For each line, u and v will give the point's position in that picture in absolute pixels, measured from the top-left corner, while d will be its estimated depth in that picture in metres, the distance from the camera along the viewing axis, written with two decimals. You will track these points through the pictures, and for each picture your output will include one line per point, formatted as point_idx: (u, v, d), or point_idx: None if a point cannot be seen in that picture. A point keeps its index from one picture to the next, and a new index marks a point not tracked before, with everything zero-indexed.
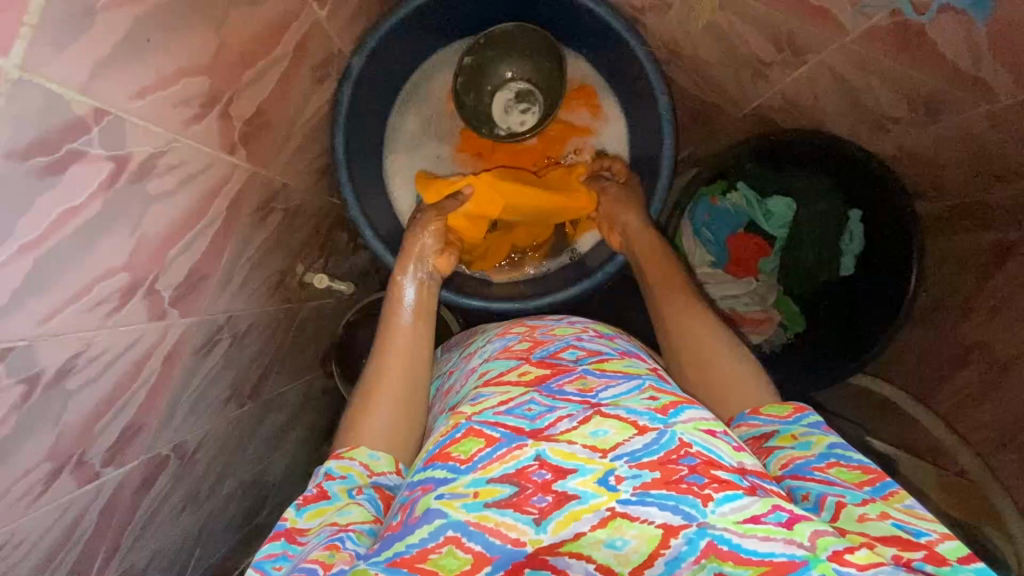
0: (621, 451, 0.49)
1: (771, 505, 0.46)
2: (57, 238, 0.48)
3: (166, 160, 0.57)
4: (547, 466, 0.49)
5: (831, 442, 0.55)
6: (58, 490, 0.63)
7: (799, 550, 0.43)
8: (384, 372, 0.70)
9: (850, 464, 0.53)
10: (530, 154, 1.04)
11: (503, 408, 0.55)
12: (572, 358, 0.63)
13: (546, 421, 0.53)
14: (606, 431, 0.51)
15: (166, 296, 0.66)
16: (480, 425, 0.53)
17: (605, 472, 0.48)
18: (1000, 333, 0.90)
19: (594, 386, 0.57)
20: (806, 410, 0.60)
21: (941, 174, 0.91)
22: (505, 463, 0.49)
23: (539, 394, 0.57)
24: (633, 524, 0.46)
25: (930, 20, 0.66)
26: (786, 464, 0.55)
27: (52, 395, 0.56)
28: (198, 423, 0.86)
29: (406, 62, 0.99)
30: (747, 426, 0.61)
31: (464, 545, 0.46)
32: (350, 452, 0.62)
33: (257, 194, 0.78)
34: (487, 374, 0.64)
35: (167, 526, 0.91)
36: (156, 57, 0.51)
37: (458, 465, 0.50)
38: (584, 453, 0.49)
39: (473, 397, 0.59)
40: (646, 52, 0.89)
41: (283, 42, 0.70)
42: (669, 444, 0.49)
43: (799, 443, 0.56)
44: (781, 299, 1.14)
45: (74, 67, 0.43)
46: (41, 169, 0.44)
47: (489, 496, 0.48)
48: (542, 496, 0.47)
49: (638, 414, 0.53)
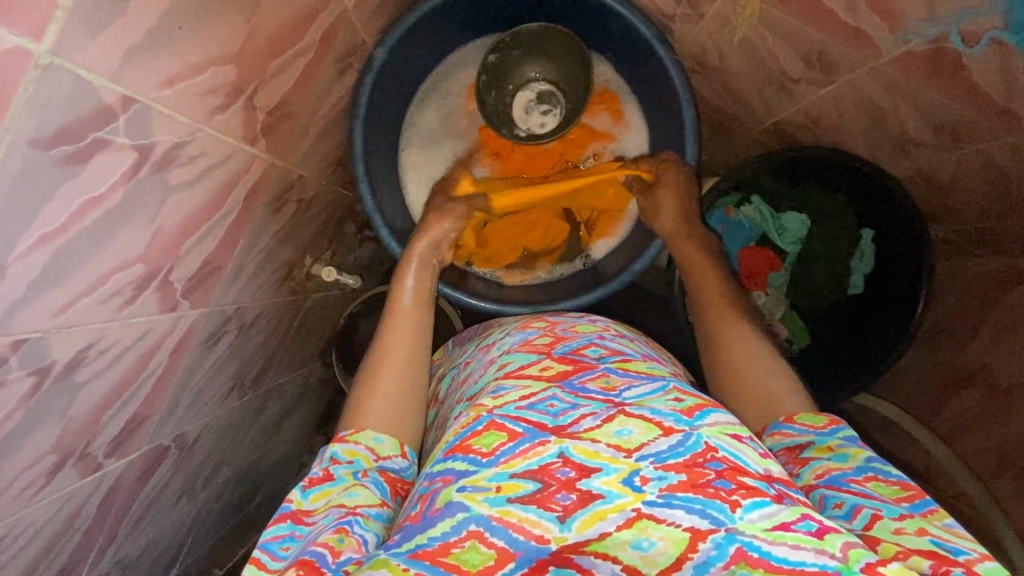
0: (646, 452, 0.49)
1: (800, 513, 0.46)
2: (77, 229, 0.46)
3: (188, 150, 0.55)
4: (571, 464, 0.49)
5: (868, 456, 0.55)
6: (61, 482, 0.62)
7: (831, 561, 0.42)
8: (386, 355, 0.69)
9: (888, 480, 0.53)
10: (547, 157, 1.01)
11: (525, 403, 0.55)
12: (594, 355, 0.63)
13: (569, 418, 0.53)
14: (630, 431, 0.51)
15: (178, 288, 0.64)
16: (502, 419, 0.53)
17: (630, 473, 0.48)
18: (1001, 360, 0.90)
19: (617, 385, 0.57)
20: (841, 423, 0.60)
21: (955, 200, 0.92)
22: (528, 459, 0.49)
23: (562, 390, 0.57)
24: (660, 526, 0.45)
25: (972, 52, 0.66)
26: (821, 475, 0.55)
27: (62, 387, 0.54)
28: (200, 414, 0.85)
29: (429, 56, 0.97)
30: (781, 435, 0.61)
31: (487, 540, 0.45)
32: (354, 436, 0.61)
33: (274, 185, 0.76)
34: (508, 366, 0.63)
35: (163, 515, 0.90)
36: (185, 46, 0.49)
37: (480, 458, 0.50)
38: (608, 452, 0.49)
39: (493, 388, 0.59)
40: (673, 60, 0.87)
41: (310, 32, 0.68)
42: (695, 447, 0.49)
43: (835, 454, 0.56)
44: (787, 315, 1.14)
45: (105, 54, 0.41)
46: (66, 158, 0.42)
47: (512, 491, 0.47)
48: (566, 494, 0.47)
49: (663, 415, 0.53)
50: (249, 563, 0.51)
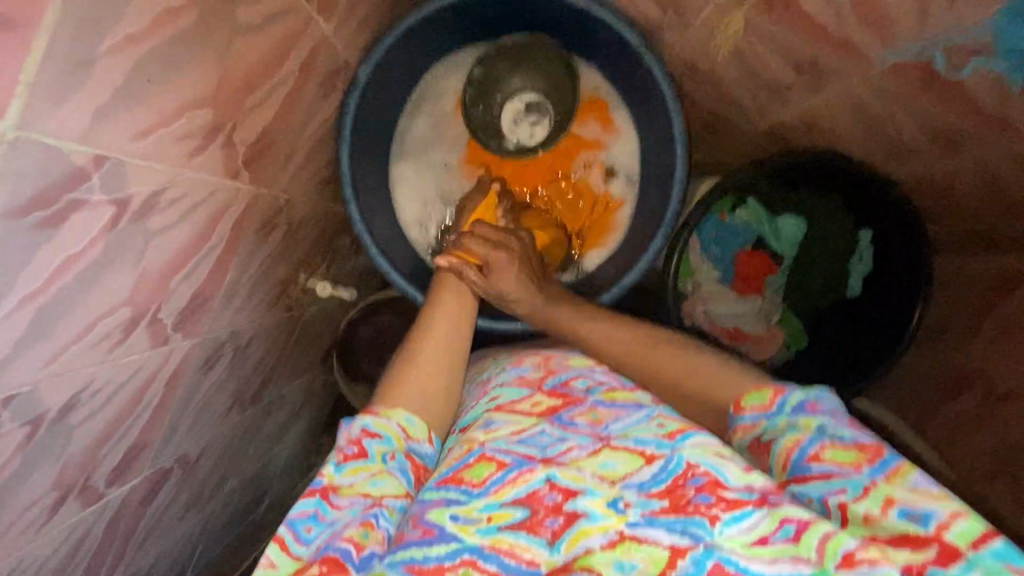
0: (629, 482, 0.51)
1: (779, 520, 0.45)
2: (58, 285, 0.47)
3: (169, 195, 0.55)
4: (558, 489, 0.50)
5: (820, 422, 0.52)
6: (64, 514, 0.64)
7: (807, 568, 0.43)
8: (418, 354, 0.66)
9: (844, 444, 0.49)
10: (538, 168, 1.03)
11: (515, 438, 0.55)
12: (583, 388, 0.63)
13: (556, 450, 0.54)
14: (615, 463, 0.52)
15: (169, 323, 0.65)
16: (492, 451, 0.54)
17: (614, 498, 0.49)
18: (1001, 362, 0.89)
19: (605, 418, 0.58)
20: (785, 391, 0.55)
21: (954, 201, 0.89)
22: (517, 488, 0.50)
23: (550, 425, 0.57)
24: (641, 546, 0.46)
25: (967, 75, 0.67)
26: (785, 463, 0.51)
27: (57, 430, 0.56)
28: (200, 433, 0.87)
29: (415, 69, 0.96)
30: (742, 430, 0.57)
31: (480, 567, 0.46)
32: (387, 412, 0.59)
33: (262, 211, 0.76)
34: (499, 400, 0.63)
35: (171, 528, 0.92)
36: (159, 98, 0.49)
37: (470, 489, 0.51)
38: (593, 478, 0.51)
39: (484, 421, 0.59)
40: (661, 70, 0.86)
41: (288, 62, 0.67)
42: (676, 469, 0.50)
43: (789, 428, 0.52)
44: (785, 317, 1.13)
45: (74, 120, 0.42)
46: (40, 223, 0.42)
47: (503, 519, 0.49)
48: (554, 518, 0.48)
49: (646, 443, 0.54)
50: (271, 541, 0.49)
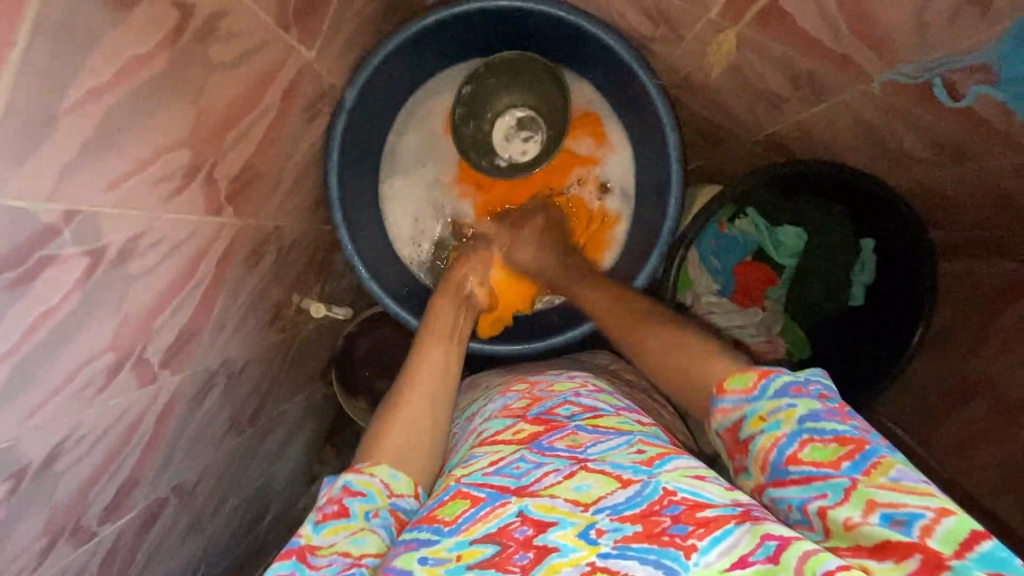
0: (603, 504, 0.48)
1: (760, 536, 0.43)
2: (34, 341, 0.46)
3: (148, 238, 0.54)
4: (528, 521, 0.48)
5: (801, 413, 0.47)
6: (57, 556, 0.64)
7: None
8: (405, 399, 0.66)
9: (823, 438, 0.46)
10: (530, 187, 1.01)
11: (492, 469, 0.54)
12: (566, 414, 0.61)
13: (531, 477, 0.52)
14: (589, 485, 0.50)
15: (156, 361, 0.64)
16: (467, 487, 0.52)
17: (586, 526, 0.47)
18: (1010, 374, 0.86)
19: (584, 441, 0.56)
20: (768, 374, 0.51)
21: (957, 210, 0.86)
22: (488, 522, 0.48)
23: (529, 452, 0.55)
24: None
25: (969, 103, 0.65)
26: (764, 465, 0.48)
27: (43, 478, 0.55)
28: (197, 460, 0.86)
29: (403, 87, 0.94)
30: (719, 416, 0.53)
31: None
32: (371, 468, 0.58)
33: (250, 239, 0.75)
34: (484, 434, 0.62)
35: (172, 553, 0.92)
36: (128, 147, 0.48)
37: (442, 527, 0.49)
38: (565, 507, 0.48)
39: (466, 458, 0.59)
40: (654, 82, 0.84)
41: (269, 93, 0.66)
42: (652, 495, 0.48)
43: (768, 424, 0.48)
44: (787, 327, 1.09)
45: (38, 180, 0.41)
46: (10, 284, 0.42)
47: (472, 557, 0.46)
48: (523, 553, 0.46)
49: (623, 468, 0.51)
50: None
